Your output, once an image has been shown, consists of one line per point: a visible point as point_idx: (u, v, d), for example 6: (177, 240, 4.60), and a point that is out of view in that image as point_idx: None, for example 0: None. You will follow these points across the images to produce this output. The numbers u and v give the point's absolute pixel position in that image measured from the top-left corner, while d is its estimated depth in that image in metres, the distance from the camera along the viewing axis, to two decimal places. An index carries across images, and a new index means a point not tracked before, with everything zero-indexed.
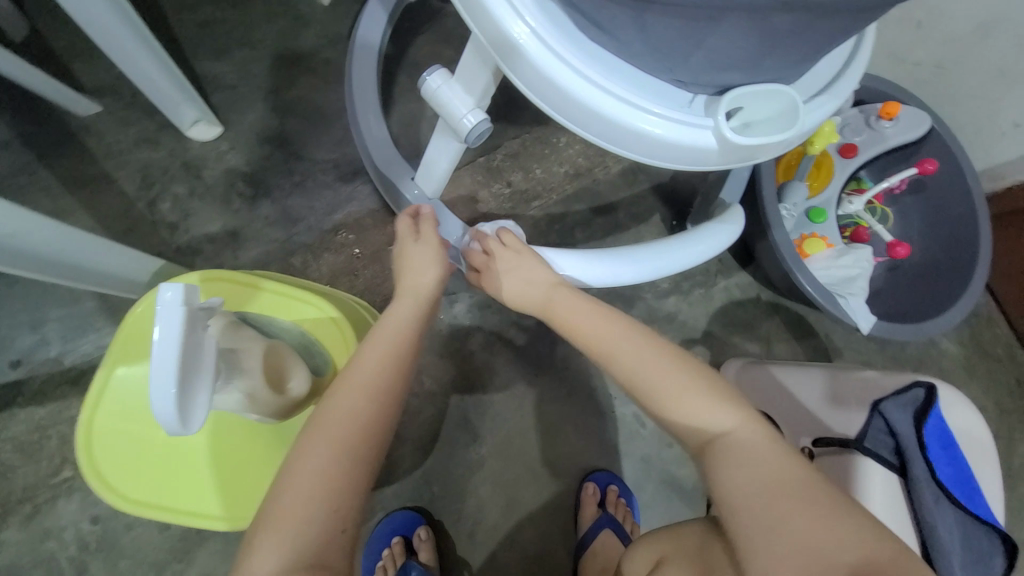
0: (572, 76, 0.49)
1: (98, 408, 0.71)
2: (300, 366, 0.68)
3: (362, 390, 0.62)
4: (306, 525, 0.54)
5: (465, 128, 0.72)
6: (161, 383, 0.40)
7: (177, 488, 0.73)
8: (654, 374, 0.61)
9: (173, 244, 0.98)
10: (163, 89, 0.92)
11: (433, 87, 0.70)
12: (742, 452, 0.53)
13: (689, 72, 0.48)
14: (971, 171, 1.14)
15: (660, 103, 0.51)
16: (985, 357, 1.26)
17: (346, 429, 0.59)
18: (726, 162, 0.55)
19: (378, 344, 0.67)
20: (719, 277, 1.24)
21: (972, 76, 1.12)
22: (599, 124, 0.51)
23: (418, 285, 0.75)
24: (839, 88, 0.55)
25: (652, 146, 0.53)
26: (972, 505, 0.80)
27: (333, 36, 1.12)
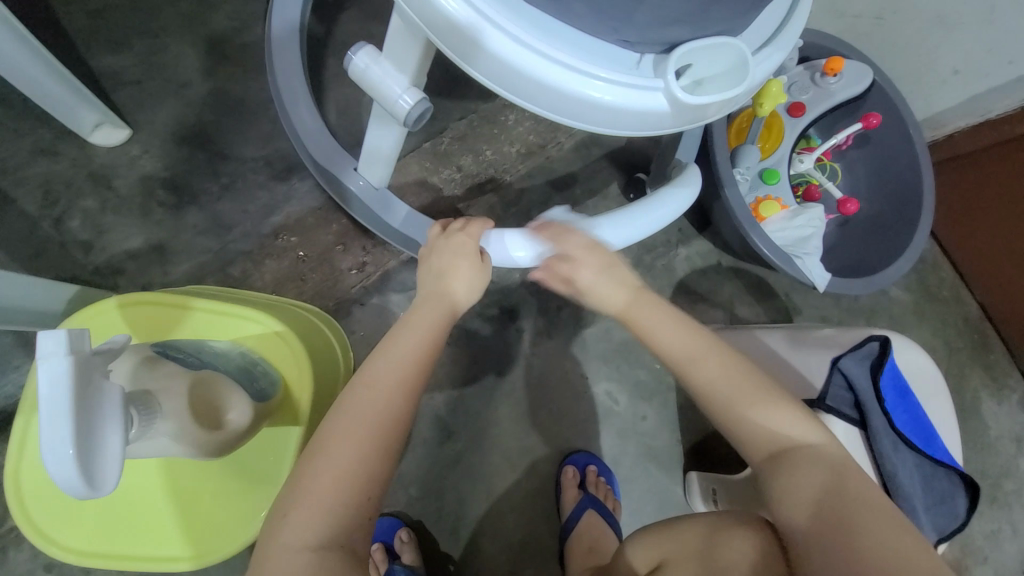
0: (512, 44, 0.45)
1: (21, 482, 0.64)
2: (237, 396, 0.62)
3: (394, 384, 0.56)
4: (337, 511, 0.51)
5: (402, 111, 0.65)
6: (55, 438, 0.36)
7: (135, 532, 0.67)
8: (732, 385, 0.60)
9: (90, 265, 0.89)
10: (54, 93, 0.81)
11: (360, 67, 0.64)
12: (816, 464, 0.57)
13: (635, 29, 0.44)
14: (913, 122, 1.16)
15: (609, 66, 0.47)
16: (933, 300, 1.32)
17: (376, 415, 0.54)
18: (679, 125, 0.52)
19: (411, 332, 0.61)
20: (680, 246, 1.24)
21: (911, 24, 1.12)
22: (547, 95, 0.47)
23: (449, 288, 0.65)
24: (788, 34, 0.53)
25: (605, 114, 0.49)
26: (929, 448, 0.83)
27: (247, 18, 1.01)
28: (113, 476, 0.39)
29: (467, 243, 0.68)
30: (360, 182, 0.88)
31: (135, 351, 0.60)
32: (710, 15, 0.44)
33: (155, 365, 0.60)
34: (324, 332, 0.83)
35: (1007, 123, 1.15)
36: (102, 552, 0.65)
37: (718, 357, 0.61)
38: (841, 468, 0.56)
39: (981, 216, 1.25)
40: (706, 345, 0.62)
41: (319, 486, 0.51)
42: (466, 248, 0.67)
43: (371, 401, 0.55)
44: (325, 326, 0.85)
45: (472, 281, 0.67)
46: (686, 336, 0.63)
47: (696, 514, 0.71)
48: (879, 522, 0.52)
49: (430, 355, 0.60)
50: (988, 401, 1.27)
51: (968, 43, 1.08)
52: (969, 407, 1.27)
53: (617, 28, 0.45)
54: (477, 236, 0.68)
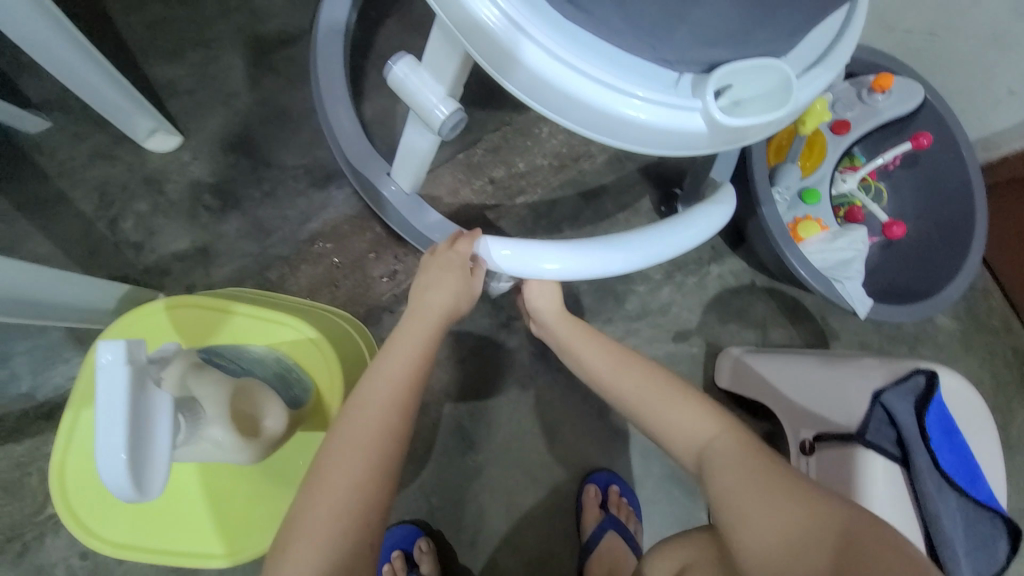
0: (550, 61, 0.43)
1: (66, 479, 0.67)
2: (273, 403, 0.63)
3: (379, 406, 0.59)
4: (338, 535, 0.52)
5: (437, 121, 0.63)
6: (110, 447, 0.38)
7: (172, 529, 0.69)
8: (639, 391, 0.71)
9: (140, 264, 0.93)
10: (113, 101, 0.86)
11: (399, 76, 0.62)
12: (727, 461, 0.60)
13: (675, 50, 0.42)
14: (967, 143, 1.11)
15: (648, 84, 0.45)
16: (981, 329, 1.26)
17: (369, 437, 0.57)
18: (714, 147, 0.49)
19: (394, 354, 0.63)
20: (712, 264, 1.21)
21: (966, 41, 1.07)
22: (585, 113, 0.45)
23: (433, 306, 0.67)
24: (839, 53, 0.49)
25: (643, 134, 0.46)
26: (974, 490, 0.80)
27: (294, 30, 1.05)
28: (160, 481, 0.41)
29: (450, 259, 0.68)
30: (392, 188, 0.89)
31: (184, 356, 0.60)
32: (755, 38, 0.42)
33: (203, 369, 0.60)
34: (356, 339, 0.84)
35: None
36: (142, 546, 0.68)
37: (629, 369, 0.73)
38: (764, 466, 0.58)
39: None
40: (630, 360, 0.74)
41: (321, 510, 0.53)
42: (450, 262, 0.68)
43: (362, 423, 0.58)
44: (355, 331, 0.87)
45: (456, 293, 0.68)
46: (600, 354, 0.76)
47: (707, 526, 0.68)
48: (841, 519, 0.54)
49: (419, 377, 0.63)
50: None
51: None
52: (1017, 445, 1.20)
53: (656, 47, 0.43)
54: (467, 252, 0.67)
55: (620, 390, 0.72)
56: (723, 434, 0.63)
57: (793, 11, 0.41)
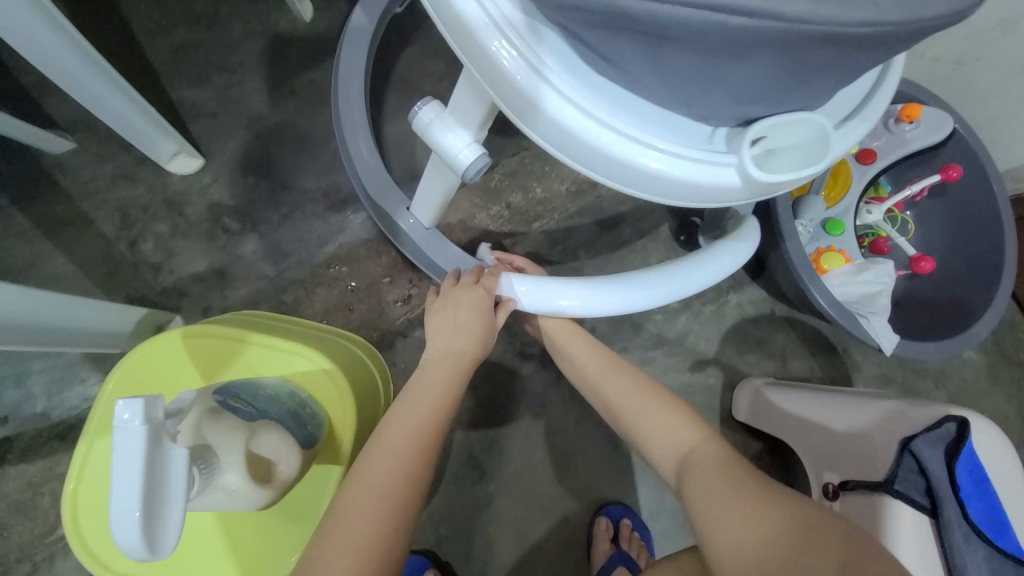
0: (574, 112, 0.39)
1: (78, 508, 0.66)
2: (286, 453, 0.68)
3: (396, 452, 0.58)
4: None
5: (461, 166, 0.62)
6: (123, 505, 0.37)
7: (181, 562, 0.68)
8: (627, 401, 0.71)
9: (157, 286, 0.93)
10: (139, 126, 0.87)
11: (424, 120, 0.61)
12: (701, 465, 0.61)
13: (710, 105, 0.39)
14: (998, 176, 1.07)
15: (678, 138, 0.42)
16: (1009, 365, 1.21)
17: (389, 485, 0.55)
18: (747, 199, 0.46)
19: (415, 398, 0.63)
20: (731, 292, 1.19)
21: (995, 73, 1.05)
22: (611, 167, 0.42)
23: (455, 349, 0.67)
24: (877, 101, 0.47)
25: (672, 189, 0.43)
26: (1003, 541, 0.76)
27: (316, 54, 1.05)
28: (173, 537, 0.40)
29: (472, 300, 0.67)
30: (409, 222, 0.90)
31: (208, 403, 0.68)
32: (796, 95, 0.39)
33: (219, 417, 0.67)
34: (368, 368, 0.83)
35: None
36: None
37: (617, 377, 0.75)
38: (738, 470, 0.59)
39: None
40: (623, 372, 0.75)
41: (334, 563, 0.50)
42: (474, 302, 0.67)
43: (379, 469, 0.56)
44: (367, 357, 0.86)
45: (479, 337, 0.68)
46: (592, 358, 0.79)
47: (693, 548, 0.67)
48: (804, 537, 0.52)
49: (438, 422, 0.62)
50: None
51: None
52: None
53: (689, 102, 0.39)
54: (493, 290, 0.67)
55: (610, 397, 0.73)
56: (699, 440, 0.64)
57: (840, 72, 0.37)
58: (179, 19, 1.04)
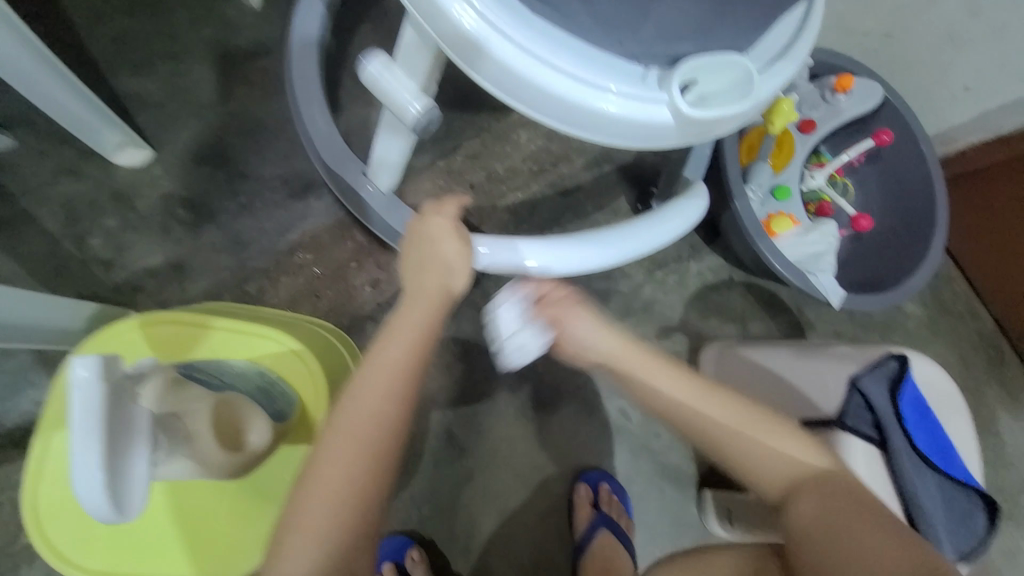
0: (516, 53, 0.43)
1: (39, 506, 0.64)
2: (256, 417, 0.67)
3: (376, 400, 0.55)
4: (328, 531, 0.51)
5: (411, 118, 0.63)
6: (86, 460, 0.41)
7: (152, 555, 0.67)
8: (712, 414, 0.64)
9: (110, 282, 0.90)
10: (80, 115, 0.84)
11: (372, 75, 0.61)
12: (818, 490, 0.58)
13: (639, 42, 0.43)
14: (925, 138, 1.16)
15: (614, 78, 0.45)
16: (947, 314, 1.31)
17: (367, 433, 0.54)
18: (684, 140, 0.49)
19: (396, 346, 0.59)
20: (691, 261, 1.24)
21: (920, 42, 1.12)
22: (550, 105, 0.45)
23: (434, 290, 0.64)
24: (801, 46, 0.51)
25: (611, 127, 0.47)
26: (948, 466, 0.83)
27: (266, 40, 1.04)
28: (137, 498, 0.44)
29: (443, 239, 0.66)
30: (369, 188, 0.89)
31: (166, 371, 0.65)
32: (716, 30, 0.44)
33: (184, 387, 0.65)
34: (338, 349, 0.83)
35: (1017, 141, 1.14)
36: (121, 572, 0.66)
37: (713, 401, 0.64)
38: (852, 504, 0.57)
39: (996, 231, 1.24)
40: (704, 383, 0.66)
41: (320, 502, 0.51)
42: (444, 239, 0.66)
43: (359, 414, 0.54)
44: (338, 342, 0.85)
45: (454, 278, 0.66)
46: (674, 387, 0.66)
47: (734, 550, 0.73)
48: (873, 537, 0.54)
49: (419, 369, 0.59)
50: (1003, 417, 1.26)
51: (980, 59, 1.08)
52: (986, 423, 1.25)
53: (621, 41, 0.43)
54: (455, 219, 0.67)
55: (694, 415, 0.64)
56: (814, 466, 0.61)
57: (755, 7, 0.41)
58: (117, 7, 1.00)
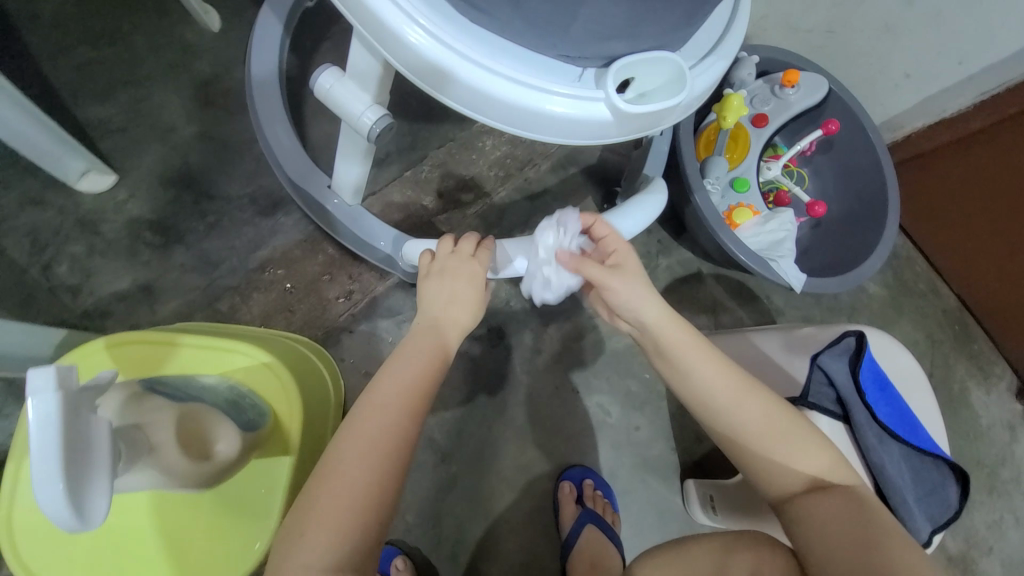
0: (457, 60, 0.45)
1: (15, 531, 0.64)
2: (224, 429, 0.66)
3: (390, 408, 0.56)
4: (346, 527, 0.51)
5: (365, 127, 0.65)
6: (45, 477, 0.38)
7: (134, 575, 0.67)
8: (754, 412, 0.62)
9: (77, 308, 0.90)
10: (42, 146, 0.84)
11: (325, 87, 0.64)
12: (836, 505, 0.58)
13: (572, 44, 0.45)
14: (870, 125, 1.21)
15: (551, 79, 0.48)
16: (910, 293, 1.35)
17: (385, 435, 0.55)
18: (626, 134, 0.51)
19: (406, 360, 0.60)
20: (661, 256, 1.27)
21: (860, 35, 1.18)
22: (492, 106, 0.47)
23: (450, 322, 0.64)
24: (729, 43, 0.53)
25: (553, 125, 0.49)
26: (914, 438, 0.87)
27: (228, 62, 1.05)
28: (100, 508, 0.42)
29: (475, 270, 0.67)
30: (335, 201, 0.91)
31: (129, 386, 0.64)
32: (647, 31, 0.44)
33: (144, 398, 0.64)
34: (313, 359, 0.83)
35: (962, 120, 1.18)
36: None
37: (754, 397, 0.62)
38: (865, 509, 0.57)
39: (946, 211, 1.30)
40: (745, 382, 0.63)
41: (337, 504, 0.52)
42: (472, 274, 0.67)
43: (374, 420, 0.56)
44: (315, 356, 0.85)
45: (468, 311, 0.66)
46: (724, 380, 0.63)
47: (702, 537, 0.70)
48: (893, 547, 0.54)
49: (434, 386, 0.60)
50: (971, 389, 1.30)
51: (916, 49, 1.14)
52: (957, 396, 1.29)
53: (555, 43, 0.45)
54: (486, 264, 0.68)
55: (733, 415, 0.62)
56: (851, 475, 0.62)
57: (677, 9, 0.43)
58: (76, 37, 1.01)
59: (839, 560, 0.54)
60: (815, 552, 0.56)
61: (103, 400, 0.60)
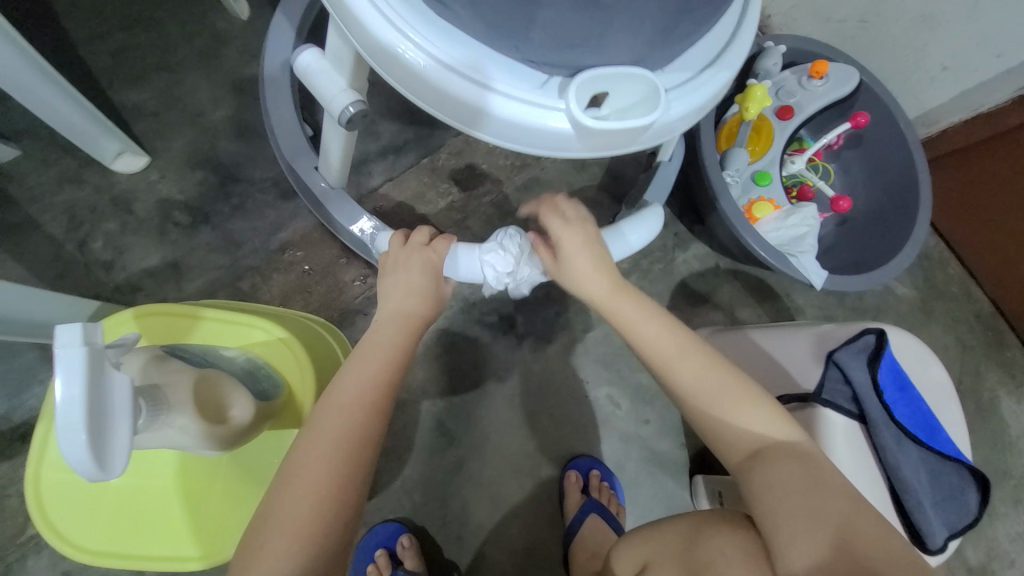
0: (421, 57, 0.45)
1: (43, 491, 0.68)
2: (240, 392, 0.68)
3: (364, 387, 0.58)
4: (318, 494, 0.52)
5: (334, 109, 0.65)
6: (70, 428, 0.41)
7: (150, 537, 0.70)
8: (704, 377, 0.61)
9: (110, 283, 0.94)
10: (78, 125, 0.88)
11: (303, 67, 0.67)
12: (790, 470, 0.55)
13: (535, 50, 0.43)
14: (902, 118, 1.17)
15: (518, 81, 0.46)
16: (941, 296, 1.30)
17: (360, 395, 0.57)
18: (591, 150, 0.49)
19: (370, 350, 0.61)
20: (677, 250, 1.25)
21: (895, 25, 1.14)
22: (451, 105, 0.47)
23: (412, 306, 0.66)
24: (724, 64, 0.50)
25: (512, 130, 0.47)
26: (934, 442, 0.84)
27: (255, 51, 1.09)
28: (120, 463, 0.45)
29: (429, 258, 0.70)
30: (322, 184, 0.92)
31: (151, 350, 0.64)
32: (612, 44, 0.42)
33: (165, 361, 0.64)
34: (331, 338, 0.86)
35: (1001, 115, 1.13)
36: (119, 553, 0.69)
37: (696, 358, 0.62)
38: (812, 469, 0.56)
39: (983, 211, 1.24)
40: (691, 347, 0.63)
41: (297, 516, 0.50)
42: (431, 264, 0.70)
43: (332, 425, 0.55)
44: (327, 332, 0.86)
45: (423, 294, 0.67)
46: (664, 333, 0.64)
47: (679, 515, 0.69)
48: (840, 513, 0.52)
49: (401, 365, 0.62)
50: (1002, 398, 1.25)
51: (954, 39, 1.09)
52: (987, 405, 1.24)
53: (519, 46, 0.44)
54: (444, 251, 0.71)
55: (676, 377, 0.62)
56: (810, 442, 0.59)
57: (645, 23, 0.41)
58: (115, 24, 1.06)
59: (785, 524, 0.52)
60: (764, 516, 0.54)
61: (129, 358, 0.61)
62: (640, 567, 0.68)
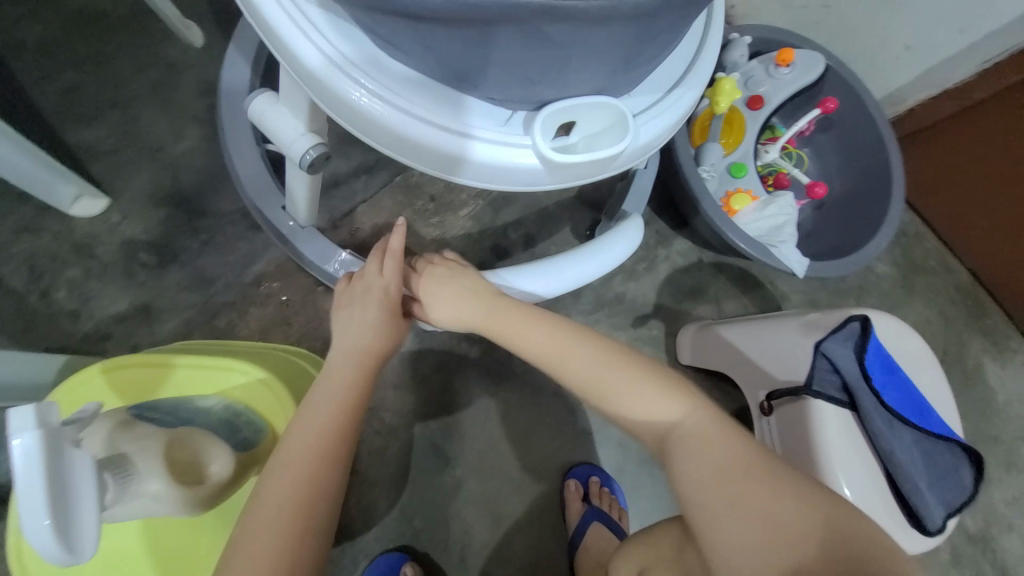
0: (376, 103, 0.43)
1: (23, 555, 0.65)
2: (217, 449, 0.66)
3: (323, 431, 0.56)
4: (276, 554, 0.49)
5: (297, 155, 0.63)
6: (32, 516, 0.40)
7: None
8: (595, 373, 0.57)
9: (78, 332, 0.91)
10: (30, 176, 0.84)
11: (259, 112, 0.64)
12: (696, 456, 0.51)
13: (496, 87, 0.42)
14: (869, 100, 1.18)
15: (480, 121, 0.45)
16: (920, 271, 1.31)
17: (314, 443, 0.55)
18: (564, 181, 0.48)
19: (326, 394, 0.59)
20: (660, 247, 1.25)
21: (856, 8, 1.14)
22: (413, 151, 0.45)
23: (362, 345, 0.62)
24: (693, 80, 0.49)
25: (479, 171, 0.46)
26: (926, 424, 0.84)
27: (211, 78, 1.05)
28: (89, 542, 0.43)
29: (388, 289, 0.64)
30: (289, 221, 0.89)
31: (115, 415, 0.63)
32: (574, 77, 0.42)
33: (132, 426, 0.63)
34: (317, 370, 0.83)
35: (965, 90, 1.15)
36: None
37: (584, 352, 0.58)
38: (714, 451, 0.51)
39: (955, 185, 1.25)
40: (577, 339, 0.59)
41: None
42: (387, 297, 0.64)
43: (281, 487, 0.52)
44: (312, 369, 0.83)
45: (381, 329, 0.64)
46: (551, 337, 0.60)
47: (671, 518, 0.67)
48: (769, 504, 0.48)
49: (359, 404, 0.60)
50: (987, 366, 1.27)
51: (916, 19, 1.09)
52: (972, 374, 1.26)
53: (479, 85, 0.43)
54: (394, 273, 0.64)
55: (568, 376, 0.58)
56: (704, 411, 0.55)
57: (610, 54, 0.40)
58: (62, 62, 1.02)
59: (719, 526, 0.48)
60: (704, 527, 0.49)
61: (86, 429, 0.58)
62: (638, 571, 0.66)
